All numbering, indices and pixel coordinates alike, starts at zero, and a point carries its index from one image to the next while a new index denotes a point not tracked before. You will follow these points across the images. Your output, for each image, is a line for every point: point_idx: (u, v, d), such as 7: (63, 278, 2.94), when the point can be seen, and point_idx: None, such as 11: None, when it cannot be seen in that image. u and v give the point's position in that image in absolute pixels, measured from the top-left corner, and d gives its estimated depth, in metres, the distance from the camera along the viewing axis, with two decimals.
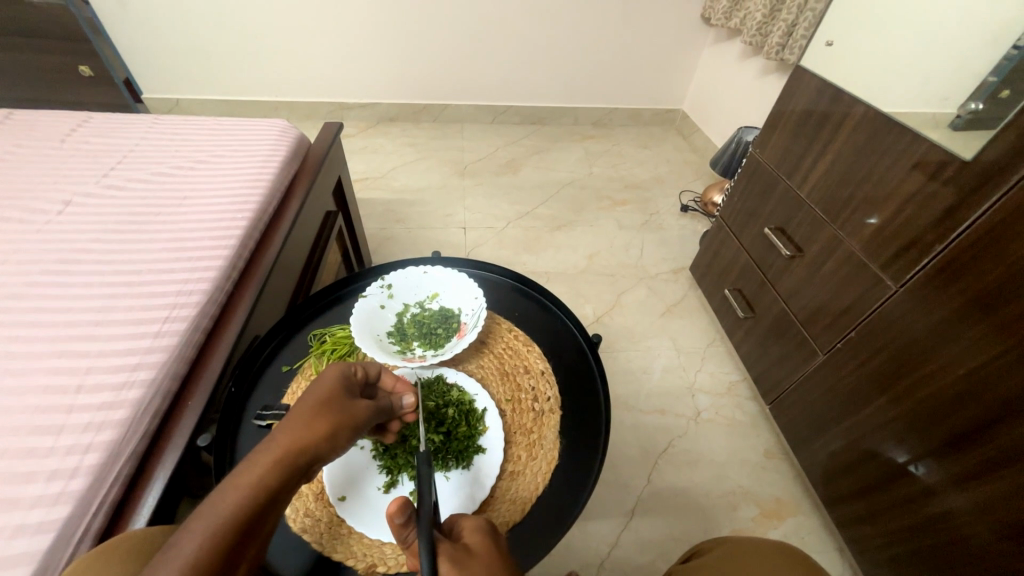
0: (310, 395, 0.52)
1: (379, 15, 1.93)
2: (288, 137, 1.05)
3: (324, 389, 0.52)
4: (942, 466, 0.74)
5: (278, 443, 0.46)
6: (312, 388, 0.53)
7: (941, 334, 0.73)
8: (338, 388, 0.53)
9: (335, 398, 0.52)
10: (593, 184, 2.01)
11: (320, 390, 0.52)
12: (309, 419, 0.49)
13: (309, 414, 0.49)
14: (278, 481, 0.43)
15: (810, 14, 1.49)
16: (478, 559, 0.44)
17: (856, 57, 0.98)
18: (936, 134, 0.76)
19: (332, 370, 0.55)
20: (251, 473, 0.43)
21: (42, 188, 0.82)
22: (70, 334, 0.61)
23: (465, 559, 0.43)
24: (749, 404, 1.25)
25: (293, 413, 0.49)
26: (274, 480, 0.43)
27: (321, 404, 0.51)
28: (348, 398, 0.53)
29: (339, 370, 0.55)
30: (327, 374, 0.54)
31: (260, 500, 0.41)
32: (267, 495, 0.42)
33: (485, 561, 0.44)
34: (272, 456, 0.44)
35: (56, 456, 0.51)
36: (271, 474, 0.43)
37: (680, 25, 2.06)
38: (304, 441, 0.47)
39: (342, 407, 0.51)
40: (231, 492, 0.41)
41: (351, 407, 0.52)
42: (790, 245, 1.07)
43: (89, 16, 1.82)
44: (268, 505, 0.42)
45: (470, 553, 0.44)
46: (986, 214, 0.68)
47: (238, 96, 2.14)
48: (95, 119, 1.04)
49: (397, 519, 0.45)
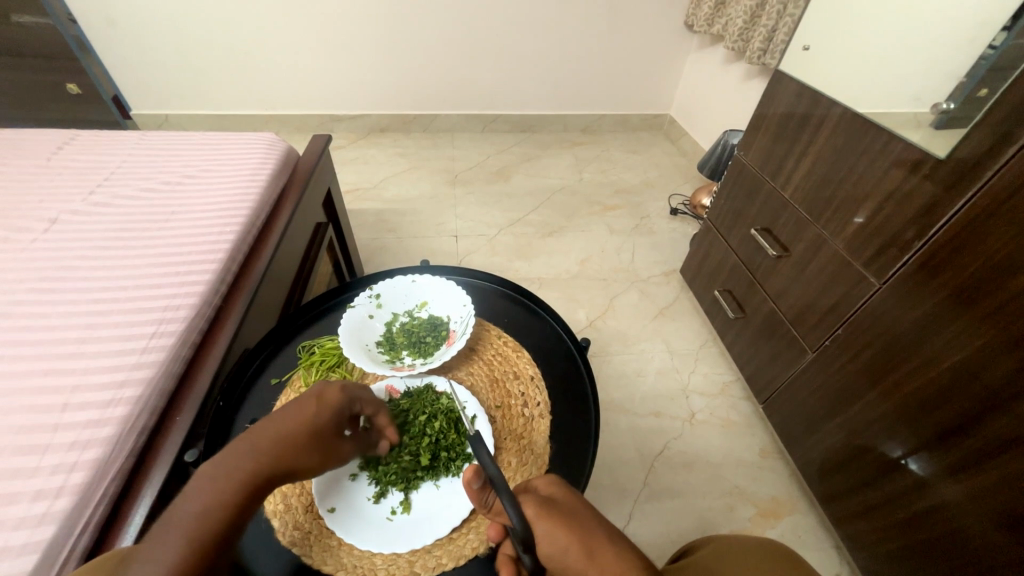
0: (292, 412, 0.51)
1: (367, 26, 1.94)
2: (277, 149, 1.05)
3: (316, 411, 0.52)
4: (934, 459, 0.74)
5: (251, 461, 0.47)
6: (300, 402, 0.52)
7: (924, 327, 0.75)
8: (331, 415, 0.53)
9: (322, 426, 0.52)
10: (583, 189, 2.03)
11: (312, 411, 0.52)
12: (287, 442, 0.49)
13: (292, 434, 0.50)
14: (246, 503, 0.45)
15: (789, 19, 1.53)
16: (563, 504, 0.48)
17: (833, 60, 1.00)
18: (917, 134, 0.77)
19: (328, 390, 0.54)
20: (220, 493, 0.44)
21: (29, 206, 0.82)
22: (54, 353, 0.60)
23: (551, 504, 0.47)
24: (744, 403, 1.25)
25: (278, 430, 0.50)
26: (244, 499, 0.45)
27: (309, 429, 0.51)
28: (335, 428, 0.53)
29: (336, 395, 0.54)
30: (325, 394, 0.54)
31: (226, 524, 0.43)
32: (234, 519, 0.44)
33: (567, 504, 0.48)
34: (246, 474, 0.46)
35: (40, 476, 0.50)
36: (239, 497, 0.45)
37: (663, 32, 2.10)
38: (278, 460, 0.48)
39: (327, 438, 0.52)
40: (200, 507, 0.43)
41: (334, 439, 0.53)
42: (776, 245, 1.08)
43: (77, 34, 1.83)
44: (234, 527, 0.44)
45: (554, 501, 0.48)
46: (962, 209, 0.69)
47: (228, 109, 2.14)
48: (81, 136, 1.04)
49: (475, 484, 0.48)
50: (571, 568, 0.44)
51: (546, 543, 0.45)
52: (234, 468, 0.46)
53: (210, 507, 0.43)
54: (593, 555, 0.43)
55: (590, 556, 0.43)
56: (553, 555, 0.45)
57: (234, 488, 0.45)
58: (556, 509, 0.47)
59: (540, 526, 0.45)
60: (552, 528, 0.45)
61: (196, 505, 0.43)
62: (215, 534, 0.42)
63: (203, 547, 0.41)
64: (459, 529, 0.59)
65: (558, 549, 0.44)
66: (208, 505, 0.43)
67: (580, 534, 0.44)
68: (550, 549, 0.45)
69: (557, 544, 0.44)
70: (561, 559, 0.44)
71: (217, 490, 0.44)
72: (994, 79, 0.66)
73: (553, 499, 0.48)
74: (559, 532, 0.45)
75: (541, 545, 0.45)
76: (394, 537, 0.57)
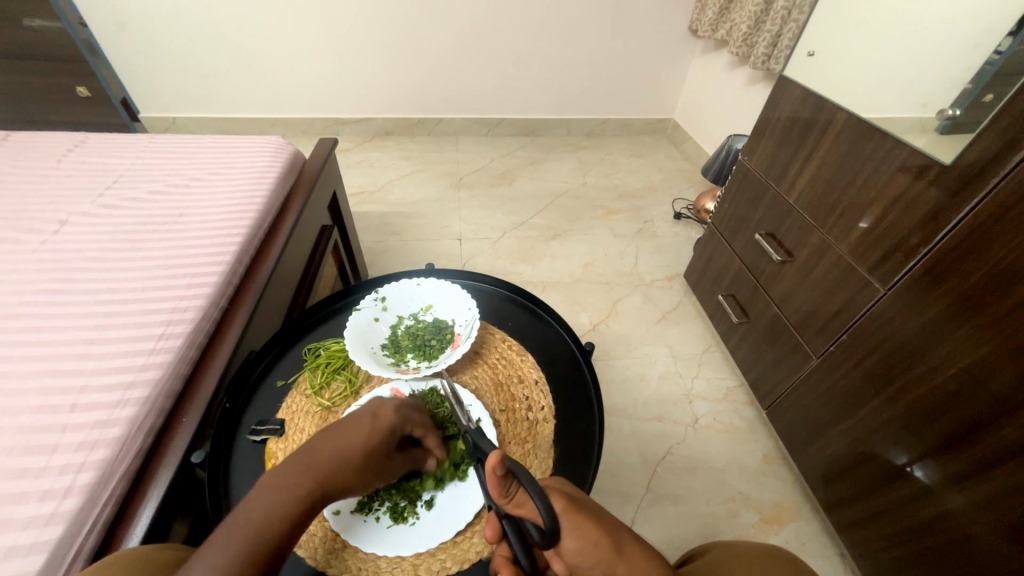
0: (350, 429, 0.51)
1: (373, 31, 1.96)
2: (283, 153, 1.06)
3: (373, 435, 0.52)
4: (939, 466, 0.74)
5: (310, 480, 0.47)
6: (360, 421, 0.52)
7: (931, 333, 0.74)
8: (386, 439, 0.53)
9: (379, 452, 0.52)
10: (587, 193, 2.03)
11: (369, 433, 0.52)
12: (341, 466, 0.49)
13: (354, 459, 0.50)
14: (300, 518, 0.46)
15: (793, 25, 1.53)
16: (582, 500, 0.48)
17: (837, 66, 1.00)
18: (922, 140, 0.77)
19: (387, 415, 0.54)
20: (278, 507, 0.45)
21: (40, 208, 0.83)
22: (64, 354, 0.61)
23: (575, 499, 0.47)
24: (748, 409, 1.25)
25: (336, 446, 0.50)
26: (297, 517, 0.46)
27: (365, 452, 0.51)
28: (388, 449, 0.53)
29: (396, 420, 0.54)
30: (383, 417, 0.53)
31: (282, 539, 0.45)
32: (287, 533, 0.45)
33: (585, 500, 0.48)
34: (303, 492, 0.47)
35: (49, 476, 0.51)
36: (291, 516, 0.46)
37: (667, 36, 2.10)
38: (337, 484, 0.49)
39: (380, 459, 0.52)
40: (260, 519, 0.44)
41: (386, 460, 0.53)
42: (781, 250, 1.08)
43: (86, 38, 1.85)
44: (289, 539, 0.45)
45: (575, 498, 0.47)
46: (968, 216, 0.69)
47: (234, 112, 2.16)
48: (91, 139, 1.05)
49: (499, 471, 0.44)
50: (596, 561, 0.45)
51: (574, 540, 0.44)
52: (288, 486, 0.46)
53: (269, 520, 0.44)
54: (620, 550, 0.45)
55: (617, 552, 0.45)
56: (581, 551, 0.44)
57: (293, 507, 0.46)
58: (579, 503, 0.47)
59: (567, 522, 0.45)
60: (579, 524, 0.45)
61: (257, 518, 0.44)
62: (270, 548, 0.44)
63: (260, 558, 0.43)
64: (462, 533, 0.59)
65: (587, 544, 0.44)
66: (262, 522, 0.44)
67: (607, 532, 0.45)
68: (577, 544, 0.45)
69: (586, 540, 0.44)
70: (588, 555, 0.44)
71: (280, 509, 0.45)
72: (1000, 85, 0.66)
73: (573, 495, 0.48)
74: (588, 528, 0.45)
75: (567, 540, 0.45)
76: (397, 540, 0.57)
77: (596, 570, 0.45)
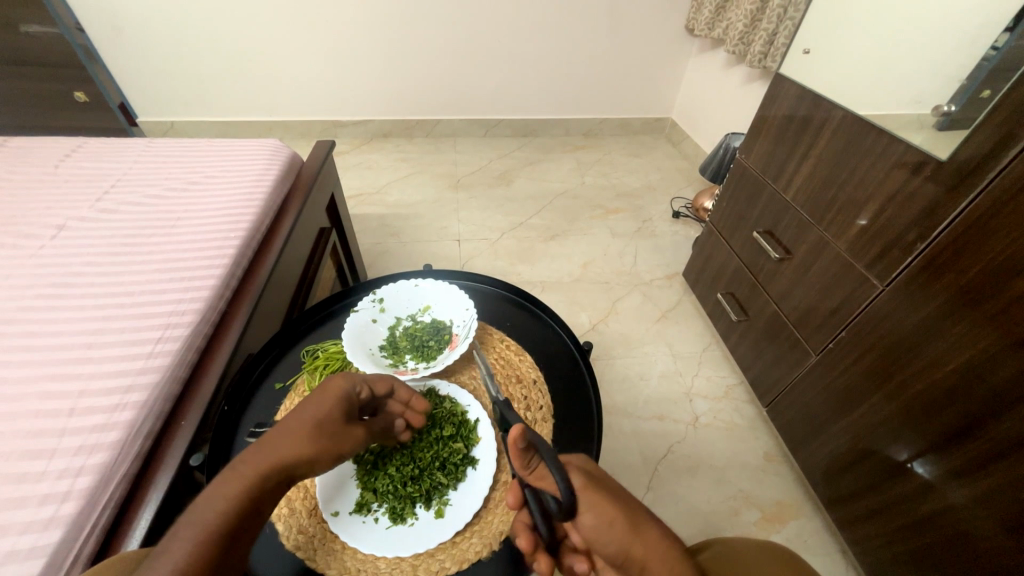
0: (301, 407, 0.53)
1: (371, 33, 1.97)
2: (281, 156, 1.07)
3: (322, 402, 0.53)
4: (939, 462, 0.74)
5: (262, 456, 0.47)
6: (310, 397, 0.54)
7: (928, 329, 0.74)
8: (336, 405, 0.54)
9: (331, 419, 0.53)
10: (585, 193, 2.03)
11: (318, 403, 0.53)
12: (294, 441, 0.49)
13: (304, 431, 0.50)
14: (257, 495, 0.45)
15: (789, 23, 1.54)
16: (605, 482, 0.48)
17: (833, 64, 1.00)
18: (919, 137, 0.77)
19: (335, 383, 0.56)
20: (229, 488, 0.44)
21: (37, 214, 0.83)
22: (63, 358, 0.61)
23: (595, 478, 0.47)
24: (748, 407, 1.25)
25: (287, 421, 0.51)
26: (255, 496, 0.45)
27: (315, 419, 0.52)
28: (342, 416, 0.54)
29: (343, 384, 0.56)
30: (331, 385, 0.56)
31: (238, 516, 0.43)
32: (245, 510, 0.44)
33: (607, 480, 0.48)
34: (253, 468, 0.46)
35: (47, 480, 0.51)
36: (247, 493, 0.45)
37: (664, 36, 2.11)
38: (292, 457, 0.48)
39: (336, 427, 0.53)
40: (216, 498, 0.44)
41: (343, 428, 0.53)
42: (779, 248, 1.08)
43: (84, 43, 1.86)
44: (248, 517, 0.44)
45: (597, 477, 0.48)
46: (963, 212, 0.69)
47: (233, 116, 2.17)
48: (89, 144, 1.05)
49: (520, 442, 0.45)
50: (614, 542, 0.44)
51: (591, 516, 0.44)
52: (240, 468, 0.46)
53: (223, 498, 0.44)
54: (638, 531, 0.44)
55: (636, 532, 0.44)
56: (598, 529, 0.44)
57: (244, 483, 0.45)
58: (600, 485, 0.46)
59: (585, 497, 0.45)
60: (597, 500, 0.45)
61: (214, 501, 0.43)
62: (227, 527, 0.42)
63: (217, 536, 0.42)
64: (461, 534, 0.59)
65: (604, 521, 0.44)
66: (216, 505, 0.43)
67: (627, 511, 0.45)
68: (593, 522, 0.44)
69: (601, 519, 0.44)
70: (605, 533, 0.44)
71: (232, 486, 0.44)
72: (996, 81, 0.65)
73: (595, 475, 0.48)
74: (606, 505, 0.45)
75: (584, 516, 0.45)
76: (396, 541, 0.57)
77: (615, 550, 0.44)
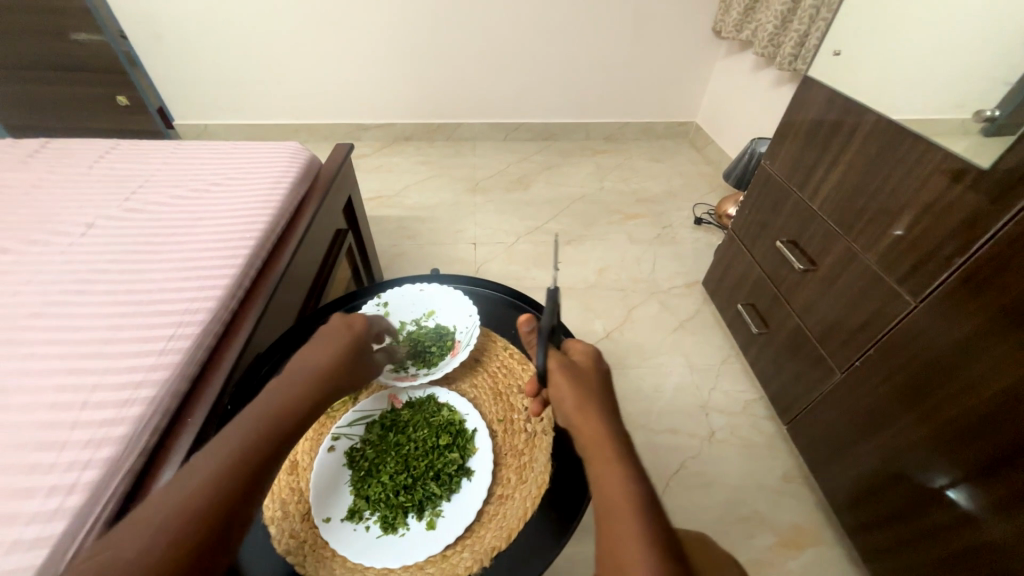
0: (312, 349, 0.64)
1: (395, 38, 1.99)
2: (300, 158, 1.08)
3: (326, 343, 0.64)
4: (980, 492, 0.68)
5: (288, 393, 0.58)
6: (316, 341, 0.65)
7: (966, 349, 0.69)
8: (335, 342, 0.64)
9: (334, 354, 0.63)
10: (604, 198, 2.00)
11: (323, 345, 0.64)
12: (284, 405, 0.56)
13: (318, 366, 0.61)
14: (286, 420, 0.55)
15: (821, 24, 1.48)
16: (581, 370, 0.60)
17: (865, 66, 0.95)
18: (962, 144, 0.72)
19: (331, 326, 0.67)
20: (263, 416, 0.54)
21: (68, 212, 0.87)
22: (80, 352, 0.63)
23: (571, 365, 0.60)
24: (767, 424, 1.20)
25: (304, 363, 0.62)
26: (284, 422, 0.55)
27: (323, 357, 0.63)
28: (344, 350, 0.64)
29: (340, 326, 0.67)
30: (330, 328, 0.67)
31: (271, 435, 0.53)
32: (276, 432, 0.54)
33: (584, 371, 0.60)
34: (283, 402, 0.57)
35: (56, 472, 0.52)
36: (276, 419, 0.55)
37: (690, 38, 2.06)
38: (311, 389, 0.59)
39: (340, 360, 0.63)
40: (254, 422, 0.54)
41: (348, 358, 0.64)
42: (804, 259, 1.03)
43: (126, 50, 1.95)
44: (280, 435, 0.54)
45: (575, 366, 0.61)
46: (1007, 225, 0.64)
47: (261, 119, 2.23)
48: (121, 146, 1.10)
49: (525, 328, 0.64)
50: (562, 409, 0.58)
51: (555, 387, 0.59)
52: (260, 414, 0.55)
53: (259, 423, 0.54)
54: (580, 408, 0.57)
55: (579, 406, 0.57)
56: (556, 396, 0.59)
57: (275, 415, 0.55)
58: (574, 374, 0.59)
59: (554, 374, 0.60)
60: (564, 378, 0.59)
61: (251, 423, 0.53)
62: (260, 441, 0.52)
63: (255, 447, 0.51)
64: (452, 547, 0.58)
65: (559, 393, 0.59)
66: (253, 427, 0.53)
67: (578, 394, 0.57)
68: (556, 390, 0.59)
69: (561, 395, 0.59)
70: (560, 401, 0.59)
71: (265, 414, 0.55)
72: None
73: (577, 365, 0.61)
74: (568, 383, 0.58)
75: (552, 385, 0.60)
76: (386, 551, 0.56)
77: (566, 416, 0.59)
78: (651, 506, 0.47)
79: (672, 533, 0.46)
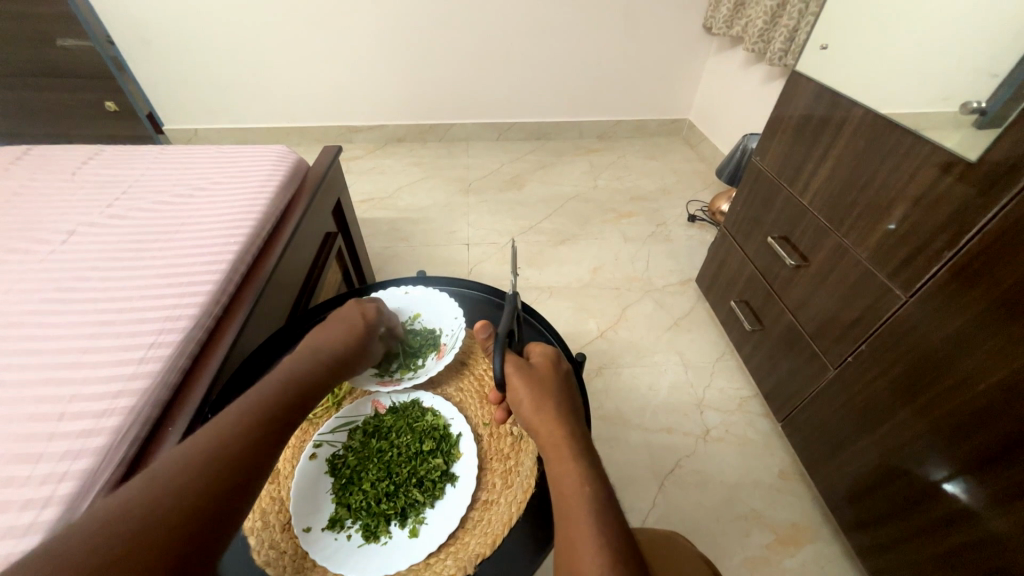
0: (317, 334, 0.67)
1: (385, 39, 1.98)
2: (287, 161, 1.08)
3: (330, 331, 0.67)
4: (978, 485, 0.67)
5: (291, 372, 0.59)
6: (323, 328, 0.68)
7: (959, 342, 0.68)
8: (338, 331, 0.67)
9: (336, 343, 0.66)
10: (598, 197, 1.99)
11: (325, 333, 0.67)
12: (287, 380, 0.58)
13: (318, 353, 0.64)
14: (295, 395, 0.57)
15: (810, 19, 1.47)
16: (538, 372, 0.60)
17: (853, 58, 0.94)
18: (953, 138, 0.70)
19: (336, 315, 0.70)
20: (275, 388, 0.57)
21: (50, 219, 0.85)
22: (58, 362, 0.62)
23: (528, 367, 0.60)
24: (763, 421, 1.19)
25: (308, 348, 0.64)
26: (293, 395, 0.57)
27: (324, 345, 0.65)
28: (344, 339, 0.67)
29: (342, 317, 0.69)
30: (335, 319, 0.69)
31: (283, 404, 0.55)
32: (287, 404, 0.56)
33: (541, 372, 0.60)
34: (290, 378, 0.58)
35: (31, 485, 0.51)
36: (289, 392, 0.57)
37: (681, 35, 2.06)
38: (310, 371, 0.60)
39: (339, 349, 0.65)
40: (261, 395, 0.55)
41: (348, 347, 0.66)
42: (795, 254, 1.03)
43: (113, 54, 1.93)
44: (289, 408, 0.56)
45: (532, 367, 0.60)
46: (995, 217, 0.64)
47: (252, 123, 2.22)
48: (105, 152, 1.08)
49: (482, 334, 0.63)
50: (523, 412, 0.58)
51: (514, 392, 0.58)
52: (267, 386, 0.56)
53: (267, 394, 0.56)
54: (538, 411, 0.57)
55: (538, 408, 0.57)
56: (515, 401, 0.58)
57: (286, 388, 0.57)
58: (532, 376, 0.59)
59: (512, 378, 0.59)
60: (520, 382, 0.58)
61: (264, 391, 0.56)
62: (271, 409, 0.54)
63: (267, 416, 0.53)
64: (435, 554, 0.57)
65: (518, 397, 0.58)
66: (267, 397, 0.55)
67: (537, 395, 0.57)
68: (515, 395, 0.59)
69: (518, 400, 0.58)
70: (519, 405, 0.58)
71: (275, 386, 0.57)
72: None
73: (534, 367, 0.61)
74: (524, 386, 0.58)
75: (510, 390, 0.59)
76: (368, 560, 0.55)
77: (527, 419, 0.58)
78: (608, 501, 0.48)
79: (627, 527, 0.46)
